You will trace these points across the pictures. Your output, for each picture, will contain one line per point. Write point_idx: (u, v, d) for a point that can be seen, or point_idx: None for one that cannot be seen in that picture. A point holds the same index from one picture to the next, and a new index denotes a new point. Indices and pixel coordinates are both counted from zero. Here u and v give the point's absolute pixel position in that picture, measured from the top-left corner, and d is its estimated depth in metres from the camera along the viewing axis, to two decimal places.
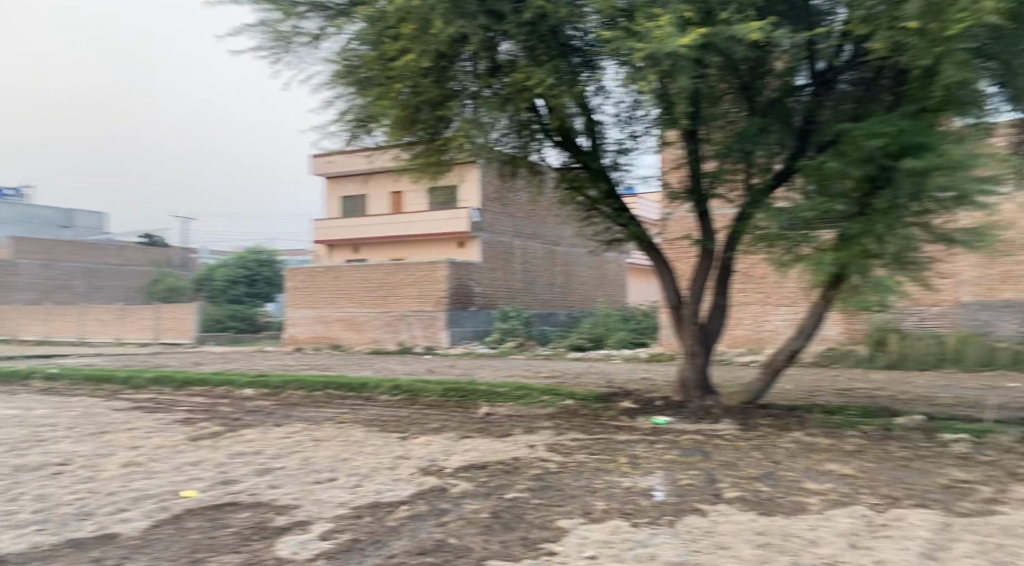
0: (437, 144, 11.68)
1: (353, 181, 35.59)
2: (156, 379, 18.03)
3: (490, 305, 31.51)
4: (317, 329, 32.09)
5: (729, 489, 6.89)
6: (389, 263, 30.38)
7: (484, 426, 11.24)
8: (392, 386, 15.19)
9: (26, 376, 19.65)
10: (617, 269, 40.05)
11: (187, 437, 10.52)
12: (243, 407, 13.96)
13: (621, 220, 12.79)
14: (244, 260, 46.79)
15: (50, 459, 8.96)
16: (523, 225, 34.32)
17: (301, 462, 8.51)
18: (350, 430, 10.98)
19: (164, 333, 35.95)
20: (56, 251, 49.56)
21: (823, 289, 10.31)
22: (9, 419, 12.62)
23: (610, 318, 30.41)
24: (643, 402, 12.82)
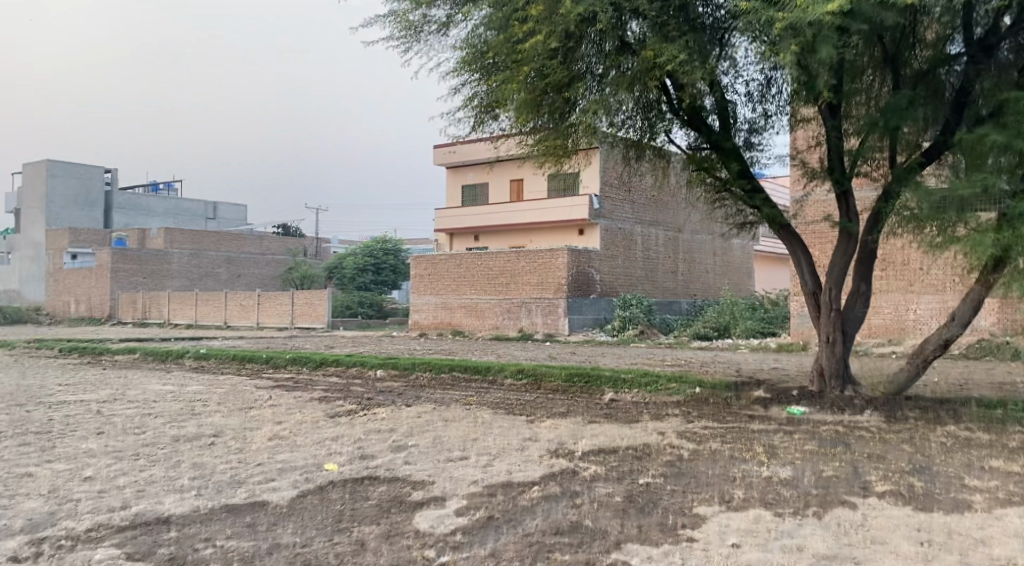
0: (563, 127, 11.55)
1: (475, 171, 36.12)
2: (294, 359, 18.93)
3: (610, 293, 31.22)
4: (441, 316, 32.75)
5: (880, 483, 6.51)
6: (511, 251, 30.59)
7: (611, 412, 11.13)
8: (516, 370, 15.27)
9: (179, 355, 21.11)
10: (744, 256, 38.78)
11: (325, 413, 10.99)
12: (375, 388, 14.43)
13: (754, 202, 12.29)
14: (370, 249, 48.44)
15: (204, 430, 9.56)
16: (646, 211, 33.82)
17: (433, 441, 8.67)
18: (477, 412, 11.12)
19: (299, 318, 37.72)
20: (202, 240, 52.88)
21: (983, 272, 9.58)
22: (166, 394, 13.57)
23: (736, 306, 29.49)
24: (777, 390, 12.31)
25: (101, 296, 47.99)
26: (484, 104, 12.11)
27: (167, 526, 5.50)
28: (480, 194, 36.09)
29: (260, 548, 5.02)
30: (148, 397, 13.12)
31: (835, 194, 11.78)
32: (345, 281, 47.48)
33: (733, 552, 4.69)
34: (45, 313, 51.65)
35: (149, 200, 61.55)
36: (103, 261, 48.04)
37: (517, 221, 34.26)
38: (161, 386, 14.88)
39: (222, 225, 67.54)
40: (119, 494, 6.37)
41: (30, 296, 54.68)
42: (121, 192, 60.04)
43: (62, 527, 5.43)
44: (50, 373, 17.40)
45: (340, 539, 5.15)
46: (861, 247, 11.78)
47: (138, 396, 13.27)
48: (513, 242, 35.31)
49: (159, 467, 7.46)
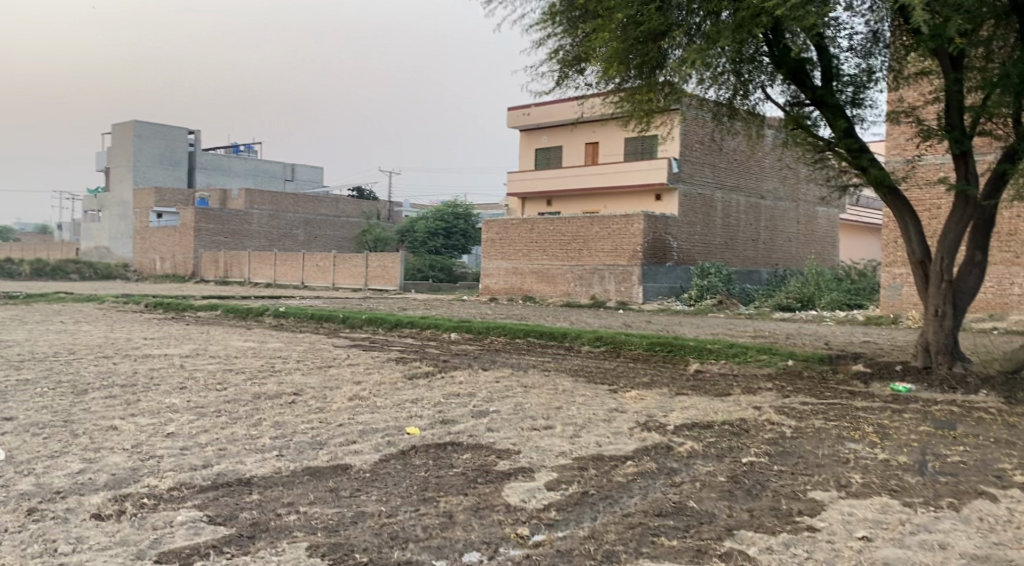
0: (656, 80, 10.87)
1: (550, 132, 35.51)
2: (370, 320, 18.90)
3: (687, 261, 30.31)
4: (513, 281, 32.44)
5: (1016, 472, 5.90)
6: (586, 216, 29.96)
7: (698, 384, 10.56)
8: (595, 337, 14.79)
9: (259, 313, 21.39)
10: (829, 225, 37.12)
11: (403, 375, 10.80)
12: (451, 351, 14.21)
13: (860, 162, 11.36)
14: (442, 213, 48.35)
15: (284, 388, 9.46)
16: (728, 176, 32.62)
17: (515, 408, 8.31)
18: (558, 379, 10.76)
19: (373, 280, 37.99)
20: (280, 202, 53.75)
21: None
22: (246, 351, 13.66)
23: (821, 277, 28.25)
24: (877, 365, 11.54)
25: (184, 254, 49.37)
26: (571, 57, 11.50)
27: (250, 488, 5.30)
28: (554, 156, 35.48)
29: (344, 516, 4.75)
30: (229, 353, 13.19)
31: (951, 155, 10.89)
32: (417, 245, 47.61)
33: (865, 545, 4.21)
34: (132, 270, 53.53)
35: (229, 161, 62.92)
36: (186, 221, 49.34)
37: (593, 185, 33.43)
38: (241, 343, 15.01)
39: (298, 186, 68.62)
40: (201, 452, 6.22)
41: (119, 253, 56.76)
42: (203, 152, 61.48)
43: (144, 484, 5.27)
44: (135, 327, 17.80)
45: (427, 511, 4.83)
46: (979, 213, 10.87)
47: (220, 352, 13.36)
48: (587, 207, 34.54)
49: (238, 426, 7.32)
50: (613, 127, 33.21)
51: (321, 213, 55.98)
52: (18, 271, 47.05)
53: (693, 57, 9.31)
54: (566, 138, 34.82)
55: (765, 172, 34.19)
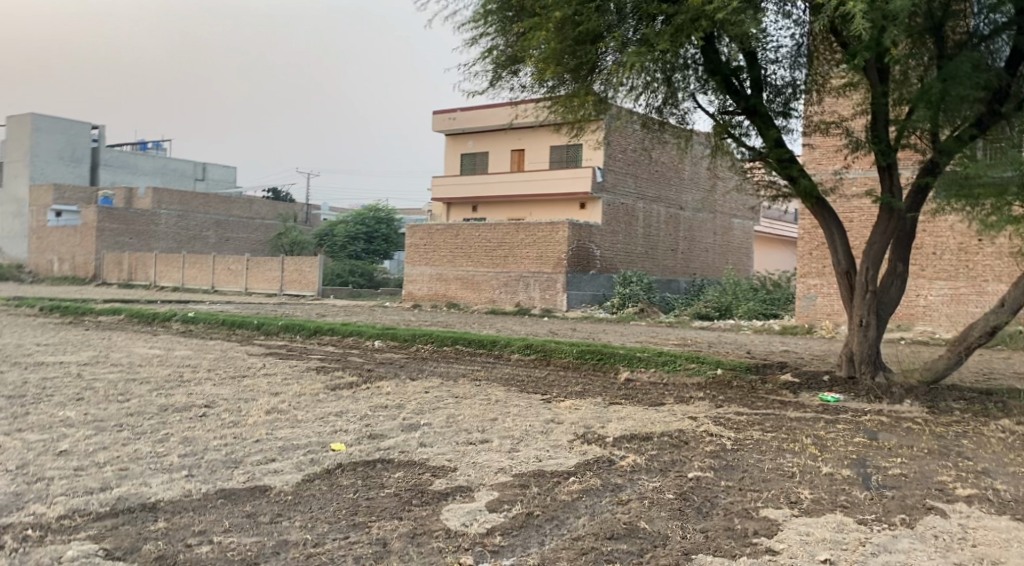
0: (592, 83, 10.63)
1: (475, 138, 35.18)
2: (288, 326, 18.11)
3: (610, 269, 30.45)
4: (435, 287, 31.92)
5: (959, 485, 5.83)
6: (510, 223, 29.75)
7: (630, 394, 10.36)
8: (524, 345, 14.48)
9: (166, 318, 20.23)
10: (743, 236, 38.03)
11: (325, 385, 10.23)
12: (375, 360, 13.64)
13: (789, 172, 11.38)
14: (362, 218, 47.40)
15: (195, 400, 8.75)
16: (649, 186, 32.99)
17: (447, 421, 7.87)
18: (489, 389, 10.40)
19: (289, 285, 36.78)
20: (191, 202, 51.62)
21: None
22: (152, 358, 12.75)
23: (738, 287, 28.82)
24: (804, 374, 11.61)
25: (86, 255, 46.83)
26: (505, 57, 11.18)
27: (153, 515, 4.72)
28: (479, 162, 35.14)
29: (264, 546, 4.26)
30: (133, 361, 12.26)
31: (876, 168, 11.05)
32: (335, 250, 46.51)
33: None
34: (28, 271, 50.49)
35: (137, 159, 60.21)
36: (88, 220, 46.91)
37: (517, 192, 33.28)
38: (147, 350, 14.04)
39: (211, 187, 66.17)
40: (98, 473, 5.57)
41: (13, 253, 53.45)
42: (108, 149, 58.62)
43: (29, 513, 4.64)
44: (29, 332, 16.55)
45: (358, 538, 4.38)
46: (902, 225, 11.04)
47: (123, 360, 12.42)
48: (511, 214, 34.37)
49: (142, 442, 6.65)
50: (539, 134, 33.14)
51: (235, 215, 54.11)
52: None
53: (634, 60, 9.06)
54: (491, 143, 34.55)
55: (684, 184, 34.77)
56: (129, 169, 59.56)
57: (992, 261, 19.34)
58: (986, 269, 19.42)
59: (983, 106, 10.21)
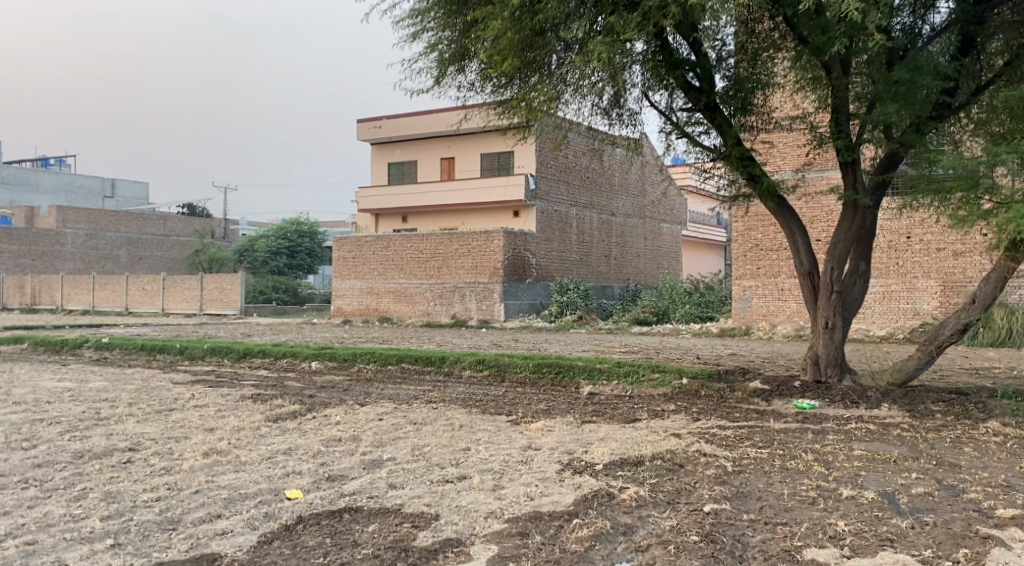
0: (550, 78, 10.02)
1: (403, 147, 34.22)
2: (214, 349, 16.79)
3: (546, 277, 29.95)
4: (366, 302, 30.75)
5: (995, 504, 5.31)
6: (443, 232, 28.90)
7: (599, 410, 9.68)
8: (475, 360, 13.66)
9: (77, 345, 18.58)
10: (672, 240, 38.21)
11: (266, 417, 9.21)
12: (315, 384, 12.58)
13: (751, 172, 10.83)
14: (284, 232, 45.68)
15: (116, 442, 7.64)
16: (581, 193, 32.59)
17: (412, 455, 7.05)
18: (448, 412, 9.58)
19: (209, 304, 34.93)
20: (99, 220, 48.80)
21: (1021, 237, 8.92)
22: (62, 393, 11.41)
23: (674, 290, 28.67)
24: (772, 379, 11.16)
25: None
26: (450, 53, 10.57)
27: None
28: (407, 172, 34.18)
29: None
30: (39, 398, 10.91)
31: (838, 164, 10.63)
32: (257, 266, 44.63)
33: None
34: None
35: (38, 176, 56.91)
36: None
37: (447, 201, 32.39)
38: (56, 384, 12.61)
39: (120, 204, 63.03)
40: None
41: None
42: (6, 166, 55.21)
43: None
44: None
45: None
46: (865, 222, 10.62)
47: (27, 397, 11.05)
48: (441, 223, 33.47)
49: (53, 502, 5.59)
50: (468, 142, 32.42)
51: (147, 232, 51.50)
52: None
53: (600, 49, 8.43)
54: (420, 152, 33.69)
55: (615, 189, 34.57)
56: (29, 187, 56.25)
57: (921, 257, 19.49)
58: (917, 265, 19.56)
59: (944, 100, 9.95)
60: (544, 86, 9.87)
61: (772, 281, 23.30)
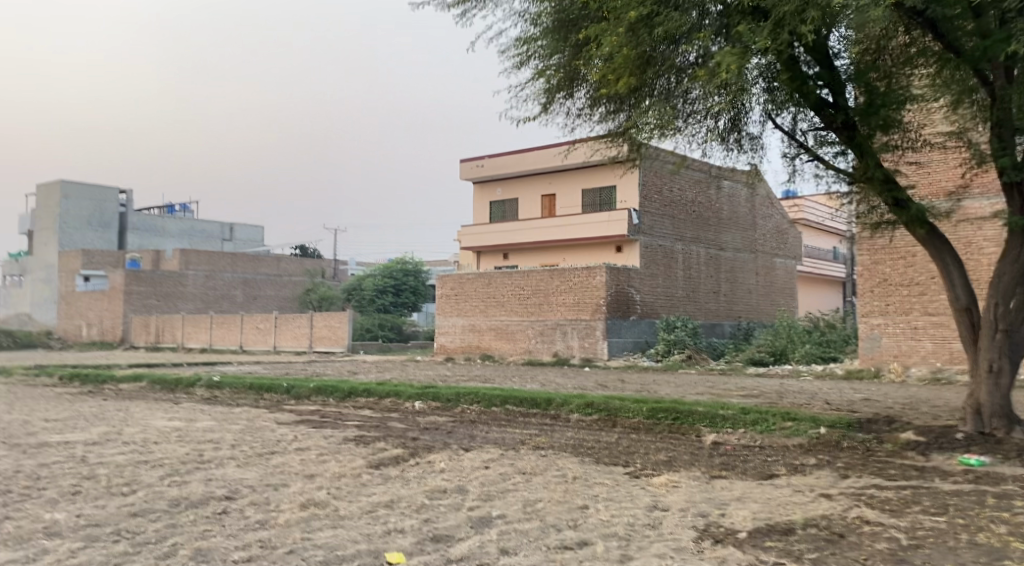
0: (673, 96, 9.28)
1: (504, 185, 34.14)
2: (319, 388, 16.60)
3: (651, 314, 28.88)
4: (468, 339, 30.43)
5: None
6: (544, 269, 28.37)
7: (728, 463, 8.69)
8: (584, 403, 12.82)
9: (189, 385, 18.80)
10: (786, 276, 36.40)
11: (368, 463, 8.70)
12: (419, 426, 12.05)
13: (896, 197, 9.67)
14: (390, 271, 46.31)
15: (214, 490, 7.26)
16: (688, 227, 31.39)
17: (525, 512, 6.31)
18: (558, 461, 8.81)
19: (317, 342, 35.45)
20: (218, 262, 50.98)
21: None
22: (168, 433, 11.29)
23: (792, 329, 27.02)
24: (925, 430, 9.83)
25: (113, 320, 45.96)
26: (560, 75, 10.09)
27: None
28: (510, 209, 33.97)
29: None
30: (147, 438, 10.79)
31: (1001, 186, 9.38)
32: (363, 304, 45.33)
33: None
34: (56, 338, 49.88)
35: (164, 221, 60.11)
36: (115, 283, 46.19)
37: (550, 238, 31.85)
38: (165, 423, 12.56)
39: (237, 246, 65.85)
40: None
41: (43, 320, 53.17)
42: (136, 212, 58.56)
43: None
44: (43, 405, 15.16)
45: None
46: None
47: (135, 436, 10.97)
48: (544, 260, 32.92)
49: (141, 560, 5.15)
50: (571, 177, 31.90)
51: (262, 272, 53.38)
52: None
53: (728, 61, 7.67)
54: (523, 189, 33.45)
55: (724, 223, 33.18)
56: (156, 231, 59.42)
57: None
58: None
59: None
60: (663, 108, 9.18)
61: (904, 318, 21.43)
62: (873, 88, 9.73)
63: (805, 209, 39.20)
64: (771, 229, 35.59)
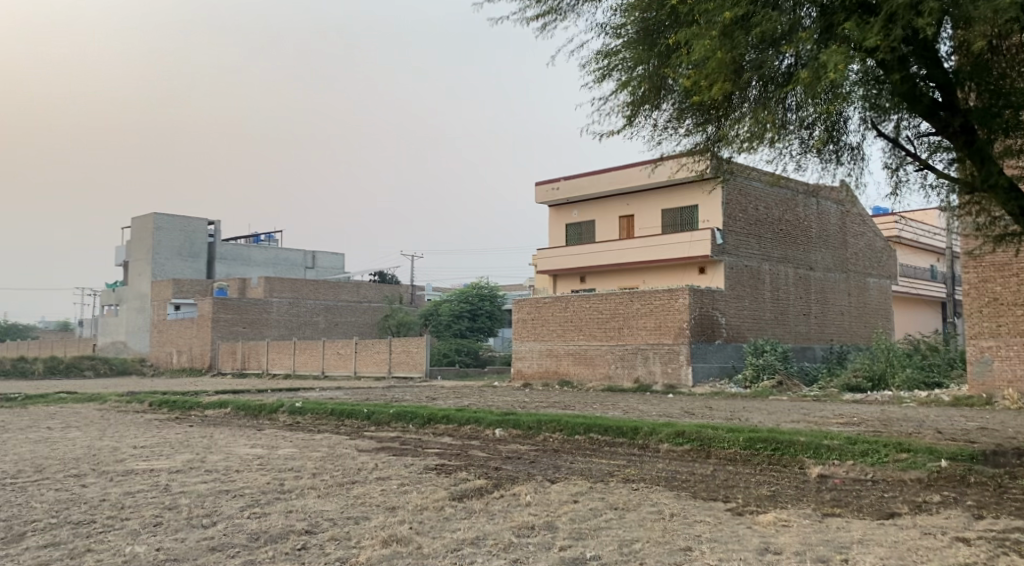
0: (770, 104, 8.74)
1: (581, 207, 33.74)
2: (399, 415, 16.37)
3: (737, 338, 27.84)
4: (546, 364, 29.93)
5: None
6: (623, 292, 27.73)
7: (839, 500, 7.94)
8: (675, 432, 12.15)
9: (272, 411, 18.87)
10: (880, 297, 34.69)
11: (451, 495, 8.30)
12: (501, 455, 11.62)
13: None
14: (466, 295, 46.35)
15: (293, 523, 6.99)
16: (774, 246, 30.23)
17: (622, 554, 5.80)
18: (652, 496, 8.23)
19: (396, 367, 35.53)
20: (302, 289, 52.32)
21: None
22: (249, 461, 11.17)
23: (891, 352, 25.57)
24: None
25: (202, 347, 47.27)
26: (646, 87, 9.66)
27: None
28: (587, 232, 33.51)
29: None
30: (229, 466, 10.69)
31: None
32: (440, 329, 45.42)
33: None
34: (148, 364, 51.64)
35: (250, 250, 61.99)
36: (204, 311, 47.58)
37: (628, 260, 31.17)
38: (247, 450, 12.49)
39: (319, 274, 67.30)
40: None
41: (137, 348, 55.20)
42: (223, 243, 60.55)
43: None
44: (131, 432, 15.36)
45: None
46: None
47: (218, 464, 10.89)
48: (623, 283, 32.22)
49: None
50: (649, 198, 31.24)
51: (343, 299, 54.27)
52: (32, 369, 45.28)
53: (836, 58, 7.15)
54: (600, 211, 32.99)
55: (813, 242, 31.86)
56: (242, 260, 61.28)
57: None
58: None
59: None
60: (759, 115, 8.65)
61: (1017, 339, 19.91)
62: (992, 89, 8.98)
63: (900, 227, 37.43)
64: (862, 247, 34.05)
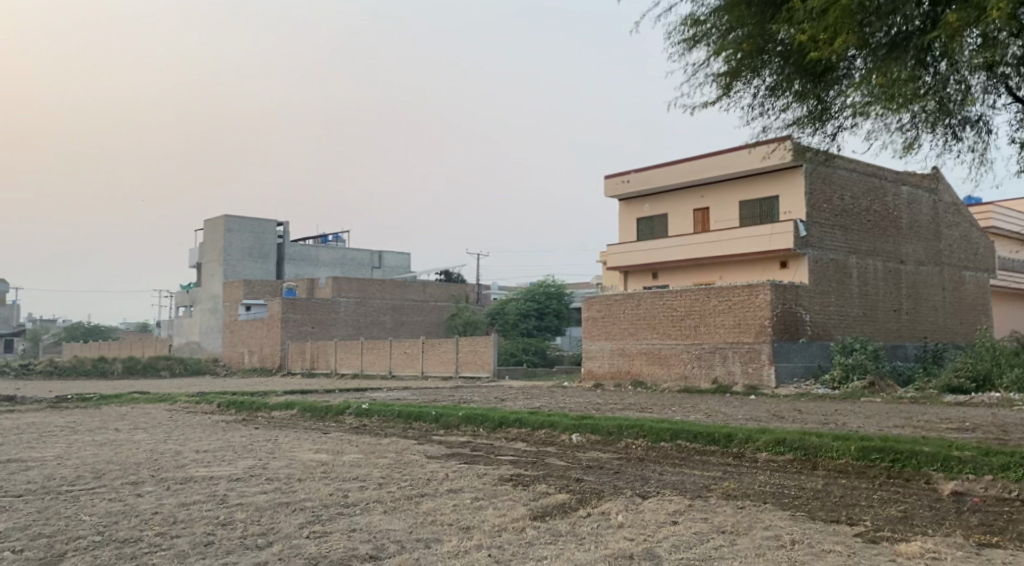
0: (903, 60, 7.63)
1: (653, 201, 32.53)
2: (469, 418, 15.55)
3: (823, 336, 26.18)
4: (619, 364, 28.78)
5: None
6: (700, 288, 26.40)
7: (995, 526, 6.68)
8: (773, 440, 10.97)
9: (338, 414, 18.30)
10: (977, 291, 32.40)
11: (532, 513, 7.38)
12: (581, 464, 10.65)
13: None
14: (532, 294, 45.52)
15: (357, 546, 6.17)
16: (862, 239, 28.37)
17: None
18: (764, 516, 7.12)
19: (465, 367, 34.86)
20: (369, 288, 52.11)
21: None
22: (313, 468, 10.48)
23: (996, 350, 23.51)
24: None
25: (273, 347, 47.69)
26: (745, 54, 8.62)
27: None
28: (658, 227, 32.29)
29: None
30: (292, 474, 9.98)
31: None
32: (507, 328, 44.71)
33: None
34: (222, 364, 52.46)
35: (319, 251, 62.36)
36: (275, 311, 47.89)
37: (703, 255, 29.77)
38: (312, 455, 11.82)
39: (386, 274, 67.36)
40: None
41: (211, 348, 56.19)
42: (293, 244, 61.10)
43: None
44: (196, 435, 14.92)
45: None
46: None
47: (281, 472, 10.20)
48: (697, 279, 30.84)
49: None
50: (725, 190, 29.81)
51: (411, 299, 54.13)
52: (112, 369, 46.33)
53: None
54: (672, 205, 31.74)
55: (903, 234, 29.83)
56: (311, 260, 61.74)
57: None
58: None
59: None
60: (889, 72, 7.56)
61: None
62: None
63: (998, 217, 34.96)
64: (956, 238, 31.85)
